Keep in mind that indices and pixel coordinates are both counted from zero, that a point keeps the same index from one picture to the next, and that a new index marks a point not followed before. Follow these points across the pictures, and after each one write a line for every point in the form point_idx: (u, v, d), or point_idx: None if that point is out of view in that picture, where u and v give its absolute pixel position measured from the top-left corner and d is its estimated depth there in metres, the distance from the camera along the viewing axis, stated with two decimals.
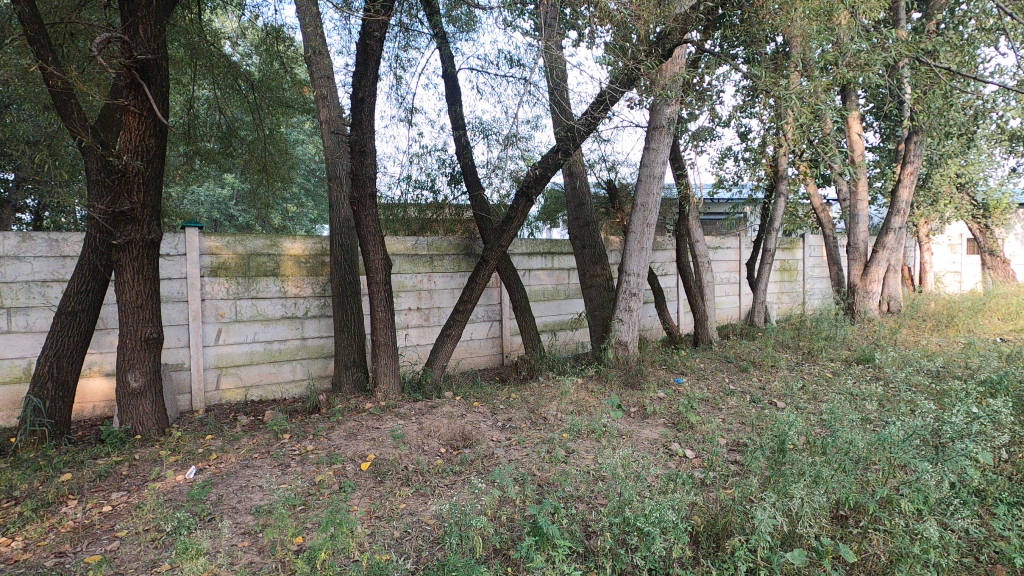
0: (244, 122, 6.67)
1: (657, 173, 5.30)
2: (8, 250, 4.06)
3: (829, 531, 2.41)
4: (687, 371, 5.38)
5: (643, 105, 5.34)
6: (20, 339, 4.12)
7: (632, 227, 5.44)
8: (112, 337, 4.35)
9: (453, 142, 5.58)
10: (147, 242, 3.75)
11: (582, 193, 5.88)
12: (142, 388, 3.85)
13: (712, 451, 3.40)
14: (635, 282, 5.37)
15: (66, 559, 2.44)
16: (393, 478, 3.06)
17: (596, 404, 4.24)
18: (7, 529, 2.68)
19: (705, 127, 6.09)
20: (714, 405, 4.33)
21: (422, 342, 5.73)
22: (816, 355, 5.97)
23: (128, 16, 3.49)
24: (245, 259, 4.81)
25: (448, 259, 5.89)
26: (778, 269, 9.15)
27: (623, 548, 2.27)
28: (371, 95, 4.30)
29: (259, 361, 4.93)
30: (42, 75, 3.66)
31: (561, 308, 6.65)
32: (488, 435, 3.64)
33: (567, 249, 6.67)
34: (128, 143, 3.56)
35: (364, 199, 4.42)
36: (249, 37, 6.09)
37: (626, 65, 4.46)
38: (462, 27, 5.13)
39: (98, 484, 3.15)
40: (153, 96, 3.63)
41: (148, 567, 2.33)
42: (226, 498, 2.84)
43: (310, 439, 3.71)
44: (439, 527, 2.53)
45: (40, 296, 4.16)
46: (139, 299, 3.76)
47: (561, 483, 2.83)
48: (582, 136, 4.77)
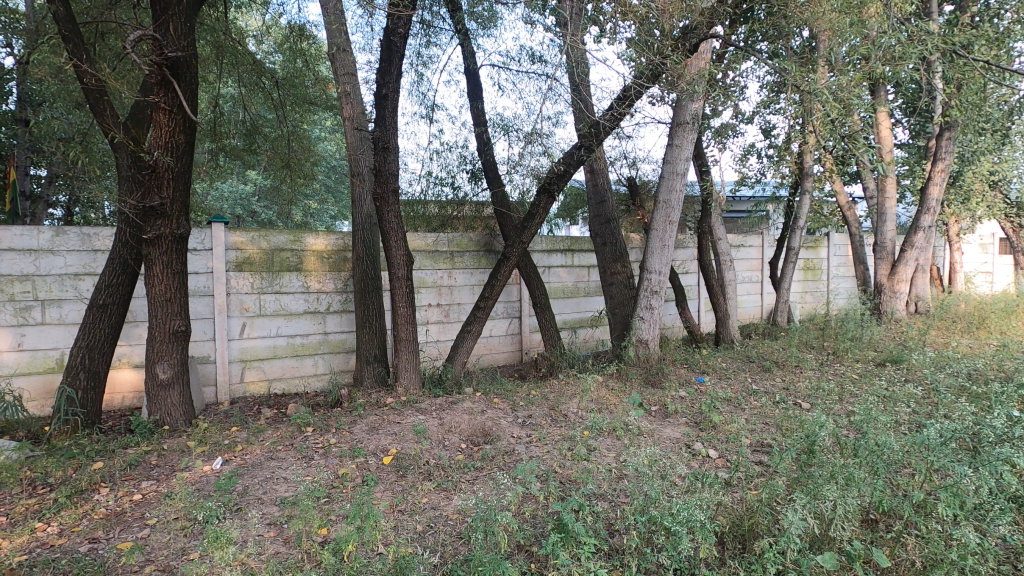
0: (268, 119, 6.73)
1: (680, 170, 5.24)
2: (42, 244, 4.18)
3: (860, 536, 2.37)
4: (709, 370, 5.31)
5: (666, 102, 5.29)
6: (53, 331, 4.23)
7: (654, 223, 5.39)
8: (141, 330, 4.46)
9: (474, 138, 5.59)
10: (176, 236, 3.82)
11: (604, 189, 5.84)
12: (171, 380, 3.93)
13: (736, 451, 3.37)
14: (657, 280, 5.33)
15: (99, 545, 2.50)
16: (414, 473, 3.08)
17: (617, 403, 4.23)
18: (43, 515, 2.75)
19: (728, 125, 6.01)
20: (737, 405, 4.29)
21: (442, 339, 5.75)
22: (841, 355, 5.87)
23: (160, 14, 3.56)
24: (269, 254, 4.88)
25: (468, 256, 5.90)
26: (802, 268, 9.02)
27: (649, 548, 2.25)
28: (394, 91, 4.31)
29: (282, 355, 4.99)
30: (75, 73, 3.74)
31: (581, 306, 6.63)
32: (509, 432, 3.64)
33: (587, 246, 6.64)
34: (159, 139, 3.62)
35: (387, 195, 4.44)
36: (272, 35, 6.36)
37: (652, 60, 4.38)
38: (483, 22, 5.11)
39: (128, 472, 3.22)
40: (183, 93, 3.69)
41: (178, 554, 2.38)
42: (252, 489, 2.88)
43: (332, 432, 3.74)
44: (462, 522, 2.54)
45: (72, 290, 4.27)
46: (168, 292, 3.84)
47: (584, 480, 2.83)
48: (606, 132, 4.73)
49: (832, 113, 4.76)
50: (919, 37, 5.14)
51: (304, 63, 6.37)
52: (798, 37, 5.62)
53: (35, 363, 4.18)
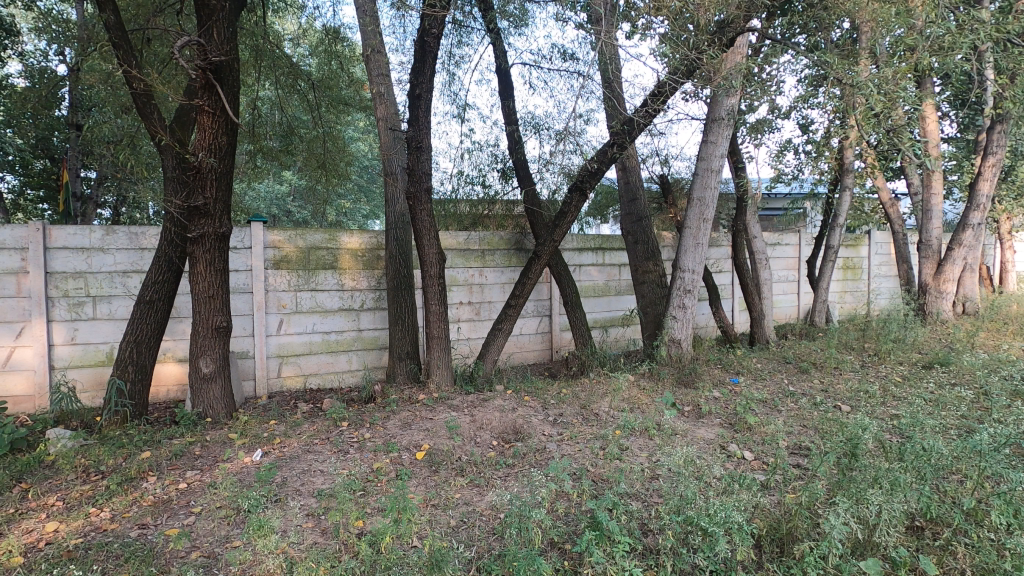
0: (303, 120, 6.89)
1: (715, 167, 5.14)
2: (94, 243, 4.38)
3: (905, 543, 2.29)
4: (744, 371, 5.22)
5: (700, 98, 5.20)
6: (103, 326, 4.42)
7: (688, 222, 5.31)
8: (185, 326, 4.62)
9: (505, 137, 5.61)
10: (219, 235, 3.95)
11: (636, 187, 5.78)
12: (213, 374, 4.07)
13: (772, 454, 3.30)
14: (690, 279, 5.26)
15: (149, 531, 2.61)
16: (447, 468, 3.12)
17: (650, 402, 4.19)
18: (96, 501, 2.89)
19: (763, 120, 5.87)
20: (774, 406, 4.20)
21: (473, 336, 5.79)
22: (883, 357, 5.68)
23: (205, 19, 3.67)
24: (306, 252, 5.00)
25: (499, 254, 5.92)
26: (841, 266, 8.76)
27: (685, 548, 2.22)
28: (428, 91, 4.36)
29: (317, 351, 5.11)
30: (125, 79, 3.90)
31: (612, 305, 6.58)
32: (539, 430, 3.65)
33: (618, 245, 6.59)
34: (203, 141, 3.74)
35: (420, 193, 4.49)
36: (308, 39, 6.51)
37: (688, 56, 4.31)
38: (514, 21, 5.12)
39: (174, 462, 3.35)
40: (225, 96, 3.81)
41: (222, 542, 2.47)
42: (290, 481, 2.97)
43: (367, 427, 3.82)
44: (495, 518, 2.56)
45: (121, 286, 4.45)
46: (211, 289, 3.97)
47: (616, 479, 2.82)
48: (639, 129, 4.68)
49: (875, 107, 4.58)
50: (969, 26, 4.94)
51: (339, 64, 6.51)
52: (838, 29, 5.48)
53: (87, 356, 4.38)
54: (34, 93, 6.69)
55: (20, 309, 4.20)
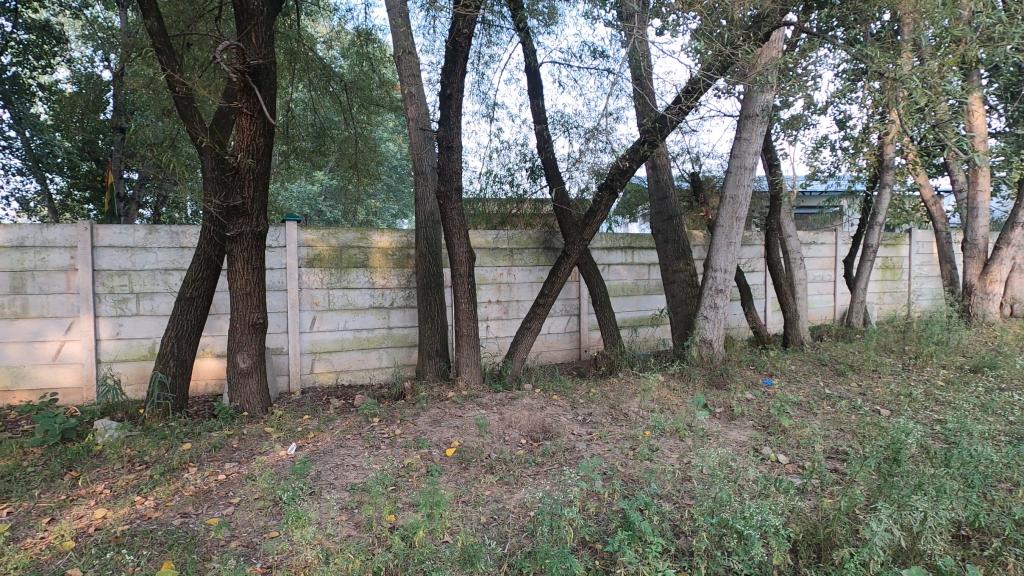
0: (336, 121, 7.00)
1: (748, 164, 5.04)
2: (137, 242, 4.55)
3: (951, 552, 2.22)
4: (777, 372, 5.11)
5: (733, 94, 5.10)
6: (146, 322, 4.59)
7: (720, 220, 5.22)
8: (222, 322, 4.77)
9: (534, 136, 5.62)
10: (256, 234, 4.06)
11: (666, 185, 5.72)
12: (250, 369, 4.18)
13: (808, 458, 3.23)
14: (722, 278, 5.17)
15: (190, 519, 2.70)
16: (477, 465, 3.14)
17: (680, 403, 4.14)
18: (141, 489, 3.00)
19: (799, 116, 5.73)
20: (809, 409, 4.11)
21: (502, 335, 5.81)
22: (925, 360, 5.50)
23: (244, 24, 3.77)
24: (338, 251, 5.09)
25: (527, 253, 5.93)
26: (880, 266, 8.50)
27: (720, 551, 2.19)
28: (458, 91, 4.40)
29: (349, 348, 5.20)
30: (168, 83, 4.03)
31: (641, 304, 6.51)
32: (568, 429, 3.65)
33: (648, 244, 6.53)
34: (241, 142, 3.84)
35: (450, 193, 4.53)
36: (341, 41, 6.62)
37: (722, 51, 4.24)
38: (544, 20, 5.12)
39: (213, 454, 3.46)
40: (263, 99, 3.91)
41: (260, 532, 2.54)
42: (324, 475, 3.03)
43: (398, 423, 3.87)
44: (525, 516, 2.57)
45: (163, 283, 4.61)
46: (248, 286, 4.08)
47: (646, 480, 2.80)
48: (671, 126, 4.62)
49: (919, 101, 4.42)
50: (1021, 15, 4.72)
51: (370, 66, 6.62)
52: (878, 21, 5.32)
53: (131, 351, 4.56)
54: (82, 97, 6.97)
55: (69, 305, 4.40)
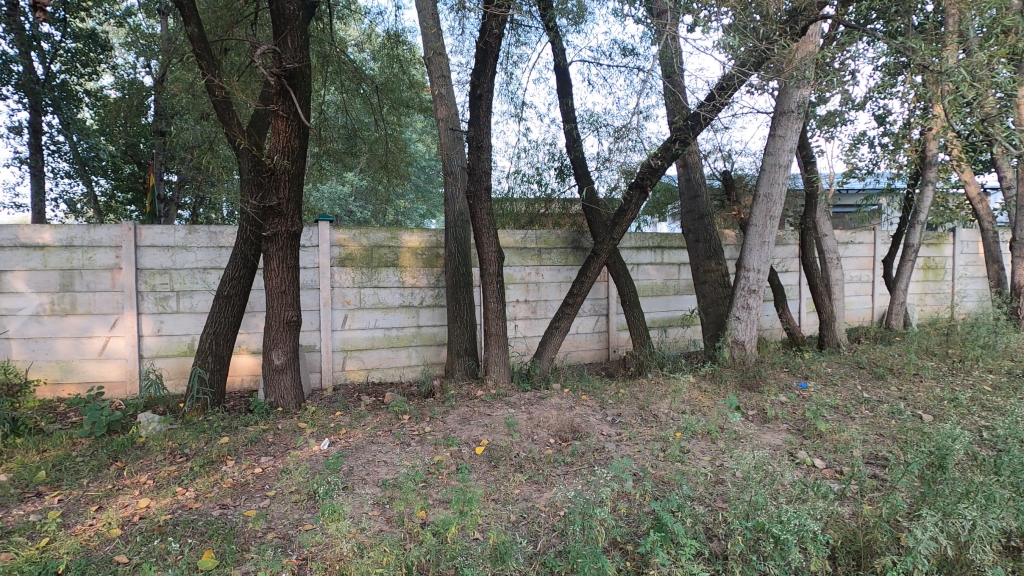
0: (366, 123, 7.11)
1: (783, 161, 4.93)
2: (178, 241, 4.70)
3: (1000, 563, 2.15)
4: (812, 375, 4.98)
5: (767, 90, 5.00)
6: (185, 319, 4.74)
7: (753, 219, 5.12)
8: (258, 320, 4.90)
9: (563, 135, 5.60)
10: (291, 234, 4.15)
11: (697, 184, 5.63)
12: (284, 365, 4.28)
13: (846, 463, 3.15)
14: (755, 278, 5.07)
15: (229, 510, 2.78)
16: (506, 464, 3.16)
17: (712, 405, 4.08)
18: (181, 481, 3.11)
19: (835, 112, 5.57)
20: (846, 413, 4.00)
21: (530, 334, 5.82)
22: (970, 364, 5.29)
23: (280, 29, 3.87)
24: (369, 250, 5.17)
25: (556, 253, 5.92)
26: (921, 267, 8.20)
27: (755, 555, 2.16)
28: (488, 91, 4.41)
29: (379, 346, 5.27)
30: (207, 87, 4.15)
31: (671, 305, 6.43)
32: (598, 429, 3.63)
33: (678, 243, 6.44)
34: (277, 144, 3.94)
35: (479, 193, 4.55)
36: (372, 44, 6.71)
37: (757, 46, 4.16)
38: (573, 18, 5.11)
39: (250, 448, 3.56)
40: (299, 101, 3.99)
41: (295, 524, 2.60)
42: (356, 470, 3.08)
43: (427, 421, 3.91)
44: (555, 515, 2.57)
45: (202, 282, 4.76)
46: (283, 285, 4.18)
47: (678, 482, 2.76)
48: (703, 123, 4.55)
49: (965, 95, 4.25)
50: None
51: (400, 68, 6.71)
52: (920, 12, 5.15)
53: (171, 347, 4.71)
54: (126, 103, 7.24)
55: (114, 302, 4.58)
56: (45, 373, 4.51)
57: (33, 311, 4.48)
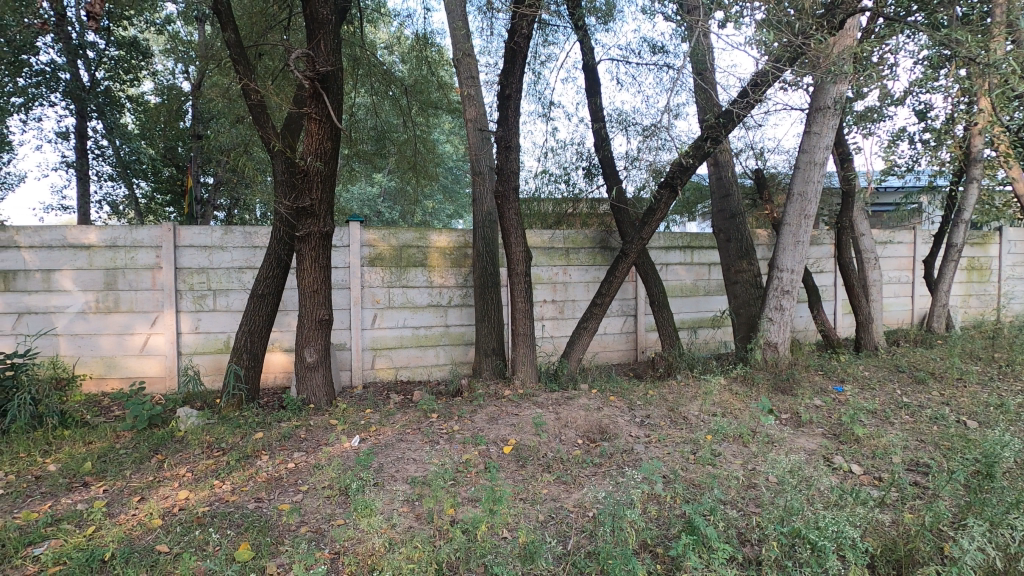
0: (395, 124, 7.19)
1: (818, 159, 4.81)
2: (215, 241, 4.83)
3: None
4: (849, 378, 4.84)
5: (802, 86, 4.88)
6: (221, 317, 4.87)
7: (787, 218, 5.00)
8: (290, 318, 5.01)
9: (591, 134, 5.57)
10: (323, 234, 4.23)
11: (729, 183, 5.53)
12: (316, 363, 4.36)
13: (885, 469, 3.05)
14: (789, 279, 4.95)
15: (263, 503, 2.85)
16: (534, 464, 3.16)
17: (744, 408, 4.00)
18: (219, 474, 3.20)
19: (873, 108, 5.41)
20: (885, 418, 3.87)
21: (558, 334, 5.80)
22: (1018, 368, 5.06)
23: (314, 33, 3.95)
24: (398, 250, 5.24)
25: (583, 252, 5.89)
26: (965, 267, 7.89)
27: (790, 562, 2.12)
28: (517, 91, 4.42)
29: (408, 345, 5.33)
30: (243, 91, 4.26)
31: (701, 305, 6.33)
32: (626, 431, 3.60)
33: (708, 243, 6.34)
34: (310, 146, 4.02)
35: (507, 192, 4.56)
36: (401, 46, 6.79)
37: (792, 41, 4.07)
38: (601, 17, 5.08)
39: (283, 443, 3.64)
40: (331, 104, 4.06)
41: (327, 519, 2.65)
42: (386, 467, 3.12)
43: (455, 420, 3.94)
44: (583, 516, 2.56)
45: (237, 281, 4.88)
46: (315, 284, 4.26)
47: (709, 485, 2.72)
48: (735, 121, 4.47)
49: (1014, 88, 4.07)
50: None
51: (429, 70, 6.77)
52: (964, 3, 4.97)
53: (208, 344, 4.85)
54: (165, 107, 7.47)
55: (155, 300, 4.74)
56: (90, 368, 4.69)
57: (79, 309, 4.67)
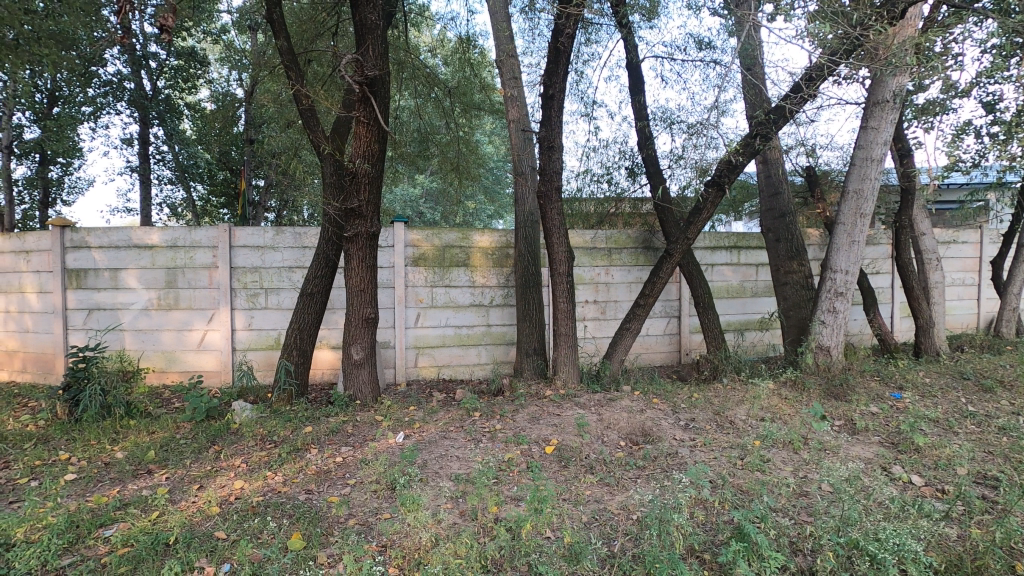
0: (438, 125, 7.28)
1: (876, 155, 4.60)
2: (267, 242, 5.01)
3: None
4: (908, 385, 4.61)
5: (858, 79, 4.68)
6: (272, 315, 5.04)
7: (841, 217, 4.81)
8: (337, 317, 5.15)
9: (635, 133, 5.50)
10: (370, 234, 4.33)
11: (778, 180, 5.36)
12: (362, 360, 4.47)
13: (949, 481, 2.89)
14: (843, 280, 4.75)
15: (314, 495, 2.95)
16: (576, 464, 3.15)
17: (794, 413, 3.87)
18: (271, 465, 3.33)
19: (935, 101, 5.13)
20: (948, 427, 3.68)
21: (600, 335, 5.76)
22: None
23: (363, 39, 4.04)
24: (441, 250, 5.31)
25: (626, 253, 5.82)
26: None
27: (847, 573, 2.06)
28: (560, 91, 4.41)
29: (450, 343, 5.40)
30: (295, 97, 4.40)
31: (748, 307, 6.16)
32: (670, 434, 3.54)
33: (756, 243, 6.16)
34: (359, 148, 4.13)
35: (550, 193, 4.55)
36: (444, 48, 6.87)
37: (848, 33, 3.90)
38: (645, 14, 5.02)
39: (331, 437, 3.74)
40: (379, 107, 4.16)
41: (374, 512, 2.71)
42: (430, 464, 3.17)
43: (497, 418, 3.97)
44: (627, 519, 2.53)
45: (287, 280, 5.04)
46: (362, 283, 4.36)
47: (758, 492, 2.65)
48: (786, 117, 4.34)
49: None
50: None
51: (471, 71, 6.82)
52: None
53: (260, 340, 5.03)
54: (220, 114, 7.81)
55: (211, 298, 4.97)
56: (152, 362, 4.97)
57: (143, 305, 4.96)
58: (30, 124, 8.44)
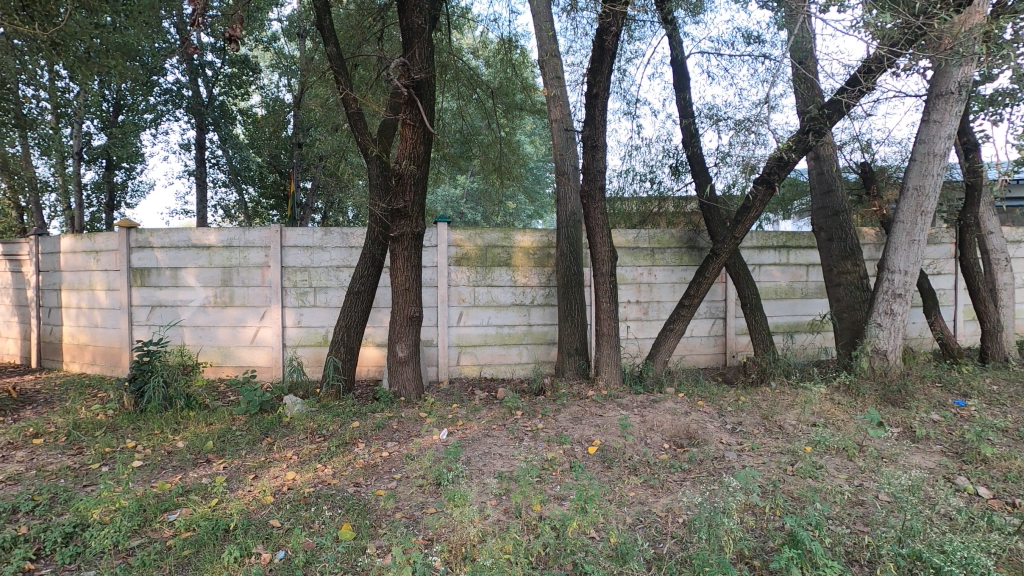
0: (480, 126, 7.34)
1: (939, 149, 4.37)
2: (316, 242, 5.17)
3: None
4: (973, 393, 4.37)
5: (919, 70, 4.46)
6: (320, 313, 5.19)
7: (900, 216, 4.59)
8: (382, 315, 5.28)
9: (679, 131, 5.40)
10: (415, 234, 4.42)
11: (831, 177, 5.18)
12: (406, 358, 4.56)
13: (1020, 495, 2.73)
14: (901, 281, 4.54)
15: (362, 488, 3.03)
16: (620, 465, 3.12)
17: (848, 419, 3.72)
18: (321, 458, 3.44)
19: (1004, 91, 4.84)
20: (1018, 437, 3.47)
21: (642, 336, 5.69)
22: None
23: (409, 42, 4.12)
24: (483, 250, 5.36)
25: (670, 252, 5.73)
26: None
27: None
28: (604, 90, 4.38)
29: (492, 343, 5.44)
30: (343, 101, 4.52)
31: (797, 309, 5.96)
32: (716, 437, 3.47)
33: (807, 242, 5.96)
34: (405, 150, 4.21)
35: (593, 192, 4.53)
36: (487, 50, 6.92)
37: (908, 22, 3.72)
38: (691, 9, 4.92)
39: (377, 433, 3.83)
40: (424, 109, 4.23)
41: (420, 506, 2.77)
42: (474, 461, 3.21)
43: (539, 418, 3.98)
44: (673, 521, 2.51)
45: (335, 279, 5.18)
46: (406, 283, 4.44)
47: (811, 499, 2.57)
48: (840, 112, 4.18)
49: None
50: None
51: (513, 72, 6.85)
52: None
53: (309, 337, 5.19)
54: (271, 118, 8.11)
55: (263, 296, 5.17)
56: (209, 357, 5.20)
57: (201, 303, 5.20)
58: (99, 131, 9.00)
